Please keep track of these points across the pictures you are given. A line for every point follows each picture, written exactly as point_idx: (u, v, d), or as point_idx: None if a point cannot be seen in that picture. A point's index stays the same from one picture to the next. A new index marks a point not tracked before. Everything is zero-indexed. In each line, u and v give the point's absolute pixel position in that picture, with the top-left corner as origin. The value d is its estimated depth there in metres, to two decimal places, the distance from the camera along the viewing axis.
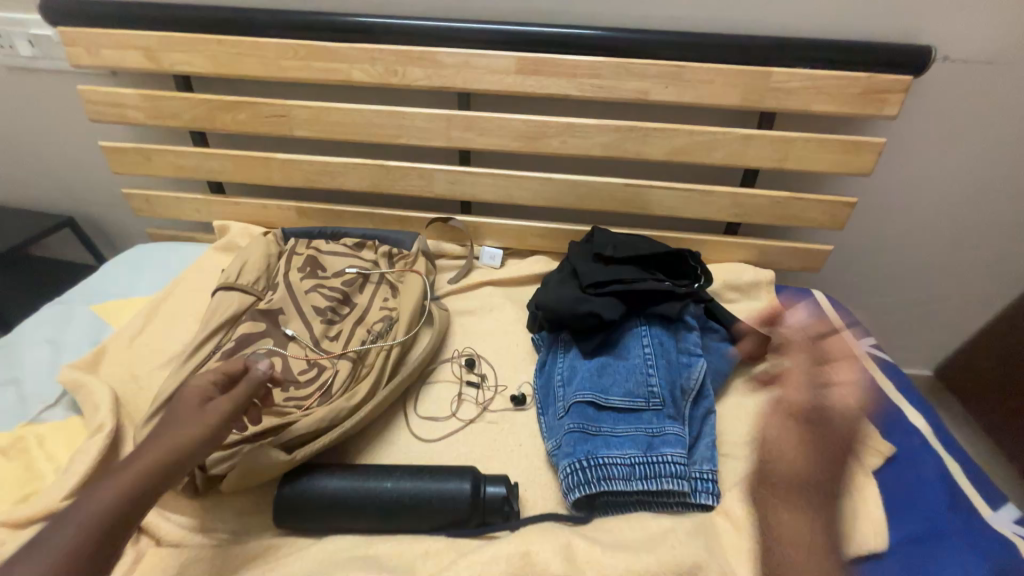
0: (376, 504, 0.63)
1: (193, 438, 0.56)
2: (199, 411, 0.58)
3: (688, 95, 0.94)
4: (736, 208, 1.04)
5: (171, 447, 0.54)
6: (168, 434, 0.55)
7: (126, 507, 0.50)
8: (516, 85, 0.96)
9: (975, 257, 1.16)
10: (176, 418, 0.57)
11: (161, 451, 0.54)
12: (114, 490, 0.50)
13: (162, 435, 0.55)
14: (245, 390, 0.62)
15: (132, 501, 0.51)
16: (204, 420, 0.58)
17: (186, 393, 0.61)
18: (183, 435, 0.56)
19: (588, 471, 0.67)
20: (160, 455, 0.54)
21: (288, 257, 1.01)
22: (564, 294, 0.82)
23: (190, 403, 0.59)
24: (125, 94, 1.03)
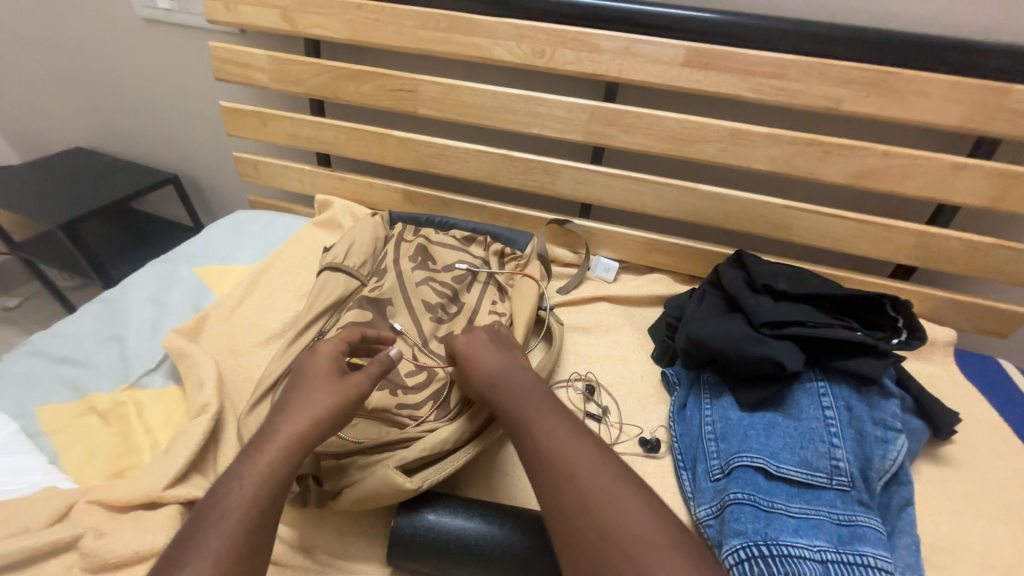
0: (505, 559, 0.52)
1: (334, 410, 0.51)
2: (335, 381, 0.53)
3: (893, 109, 0.78)
4: (919, 249, 0.87)
5: (313, 418, 0.49)
6: (307, 405, 0.50)
7: (283, 482, 0.44)
8: (679, 80, 0.83)
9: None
10: (311, 388, 0.52)
11: (301, 426, 0.48)
12: (265, 464, 0.44)
13: (298, 409, 0.50)
14: (379, 365, 0.56)
15: (282, 481, 0.44)
16: (343, 390, 0.52)
17: (312, 365, 0.55)
18: (322, 405, 0.50)
19: (770, 561, 0.53)
20: (302, 430, 0.48)
21: (396, 243, 0.93)
22: (726, 330, 0.69)
23: (322, 372, 0.54)
24: (254, 55, 0.99)
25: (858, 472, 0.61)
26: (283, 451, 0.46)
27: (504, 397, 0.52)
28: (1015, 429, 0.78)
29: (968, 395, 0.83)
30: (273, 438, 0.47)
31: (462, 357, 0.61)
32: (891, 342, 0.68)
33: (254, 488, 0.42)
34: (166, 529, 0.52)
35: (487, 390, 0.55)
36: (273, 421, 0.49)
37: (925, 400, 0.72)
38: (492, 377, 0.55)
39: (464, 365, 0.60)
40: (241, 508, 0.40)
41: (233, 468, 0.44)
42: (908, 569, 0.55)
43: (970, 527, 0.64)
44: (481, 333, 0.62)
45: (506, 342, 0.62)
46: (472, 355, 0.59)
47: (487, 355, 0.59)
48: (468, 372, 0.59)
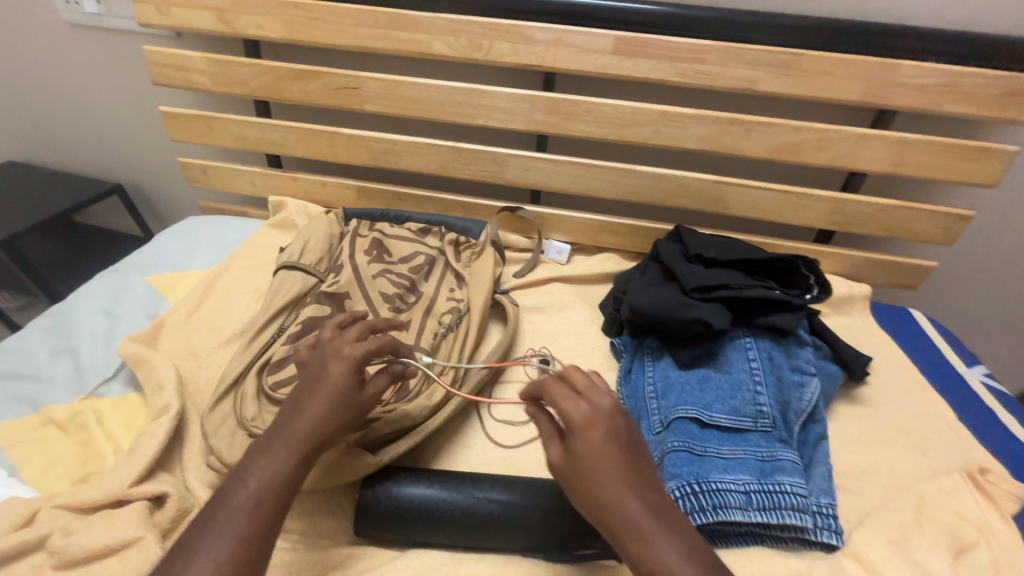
0: (467, 517, 0.56)
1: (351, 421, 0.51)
2: (358, 392, 0.51)
3: (803, 87, 0.85)
4: (835, 214, 0.96)
5: (326, 429, 0.48)
6: (325, 412, 0.48)
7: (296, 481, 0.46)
8: (611, 67, 0.88)
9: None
10: (335, 396, 0.49)
11: (319, 432, 0.48)
12: (283, 463, 0.46)
13: (317, 415, 0.48)
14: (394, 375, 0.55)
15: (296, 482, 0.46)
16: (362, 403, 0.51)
17: (336, 365, 0.50)
18: (338, 417, 0.49)
19: (701, 496, 0.60)
20: (320, 435, 0.48)
21: (351, 238, 0.96)
22: (661, 297, 0.75)
23: (348, 379, 0.50)
24: (193, 58, 0.98)
25: (779, 413, 0.68)
26: (297, 454, 0.47)
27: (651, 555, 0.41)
28: (920, 367, 0.89)
29: (881, 342, 0.92)
30: (287, 438, 0.47)
31: (578, 462, 0.45)
32: (804, 297, 0.76)
33: (268, 488, 0.44)
34: (134, 522, 0.53)
35: (620, 532, 0.43)
36: (293, 420, 0.48)
37: (840, 347, 0.80)
38: (630, 520, 0.42)
39: (580, 475, 0.44)
40: (255, 507, 0.43)
41: (249, 462, 0.46)
42: (822, 493, 0.63)
43: (878, 454, 0.73)
44: (610, 432, 0.45)
45: (636, 440, 0.47)
46: (597, 467, 0.44)
47: (622, 478, 0.44)
48: (583, 483, 0.44)
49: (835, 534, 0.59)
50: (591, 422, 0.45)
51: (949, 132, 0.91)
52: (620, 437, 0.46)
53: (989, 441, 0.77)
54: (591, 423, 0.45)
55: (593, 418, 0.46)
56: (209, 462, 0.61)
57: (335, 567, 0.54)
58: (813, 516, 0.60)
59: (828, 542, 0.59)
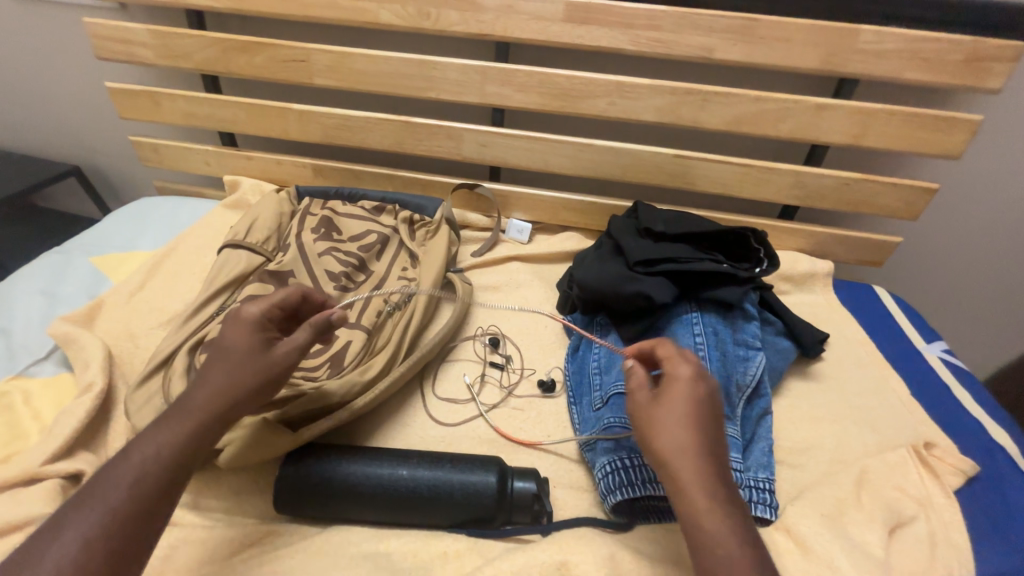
0: (389, 495, 0.55)
1: (253, 386, 0.51)
2: (258, 354, 0.52)
3: (759, 55, 0.82)
4: (798, 188, 0.93)
5: (224, 394, 0.49)
6: (220, 378, 0.50)
7: (190, 454, 0.46)
8: (563, 36, 0.85)
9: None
10: (232, 361, 0.51)
11: (216, 400, 0.49)
12: (176, 436, 0.46)
13: (215, 381, 0.49)
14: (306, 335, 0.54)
15: (190, 454, 0.46)
16: (264, 366, 0.52)
17: (233, 332, 0.53)
18: (236, 381, 0.50)
19: (631, 470, 0.59)
20: (218, 404, 0.49)
21: (301, 217, 0.93)
22: (606, 273, 0.74)
23: (246, 344, 0.52)
24: (134, 30, 0.94)
25: (722, 388, 0.66)
26: (191, 425, 0.47)
27: (698, 501, 0.41)
28: (878, 344, 0.87)
29: (842, 319, 0.90)
30: (187, 411, 0.48)
31: (661, 403, 0.47)
32: (753, 271, 0.75)
33: (154, 462, 0.44)
34: (43, 499, 0.53)
35: (674, 467, 0.43)
36: (192, 392, 0.49)
37: (792, 323, 0.79)
38: (688, 464, 0.43)
39: (658, 416, 0.46)
40: (139, 479, 0.43)
41: (142, 434, 0.46)
42: (760, 467, 0.63)
43: (826, 430, 0.72)
44: (703, 398, 0.47)
45: (718, 417, 0.47)
46: (677, 415, 0.45)
47: (698, 431, 0.44)
48: (657, 421, 0.46)
49: (769, 508, 0.59)
50: (689, 379, 0.48)
51: (913, 102, 0.88)
52: (708, 408, 0.46)
53: (940, 416, 0.75)
54: (684, 381, 0.48)
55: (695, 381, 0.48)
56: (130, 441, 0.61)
57: (249, 544, 0.53)
58: (746, 491, 0.59)
59: (761, 515, 0.59)
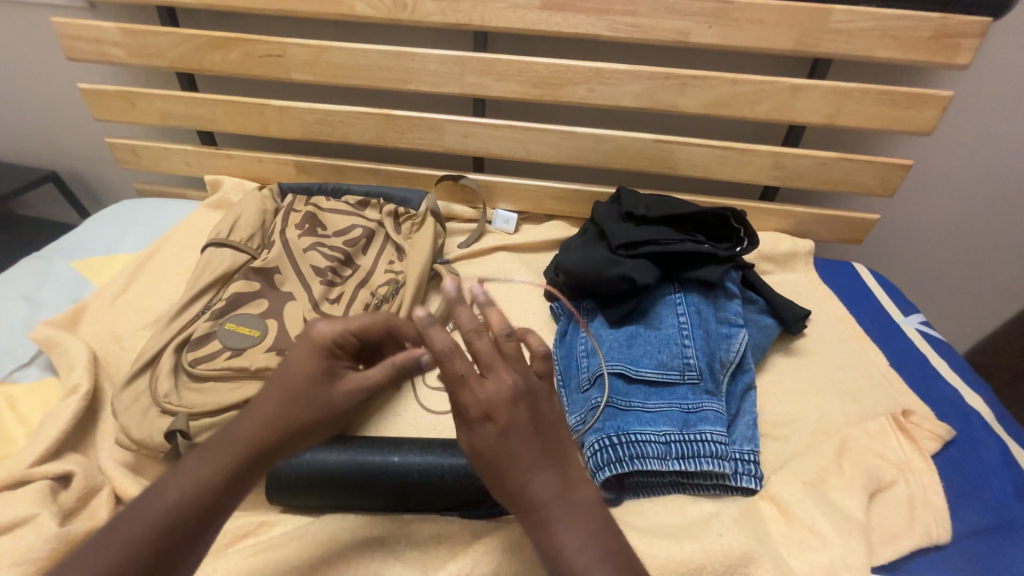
0: (381, 481, 0.56)
1: (309, 425, 0.45)
2: (320, 389, 0.46)
3: (734, 37, 0.83)
4: (777, 169, 0.94)
5: (277, 428, 0.44)
6: (277, 409, 0.44)
7: (226, 492, 0.43)
8: (540, 23, 0.85)
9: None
10: (295, 392, 0.45)
11: (259, 435, 0.44)
12: (211, 472, 0.42)
13: (267, 411, 0.45)
14: (380, 372, 0.47)
15: (224, 494, 0.43)
16: (324, 404, 0.45)
17: (299, 358, 0.46)
18: (291, 416, 0.44)
19: (619, 447, 0.60)
20: (260, 440, 0.44)
21: (284, 214, 0.92)
22: (590, 257, 0.75)
23: (308, 375, 0.46)
24: (105, 29, 0.93)
25: (706, 365, 0.68)
26: (233, 458, 0.43)
27: (535, 534, 0.39)
28: (858, 318, 0.90)
29: (823, 296, 0.92)
30: (229, 442, 0.44)
31: (491, 438, 0.39)
32: (733, 250, 0.77)
33: (187, 499, 0.41)
34: (32, 500, 0.53)
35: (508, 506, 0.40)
36: (241, 417, 0.45)
37: (774, 300, 0.81)
38: (517, 502, 0.39)
39: (493, 454, 0.39)
40: (167, 516, 0.40)
41: (185, 462, 0.43)
42: (745, 441, 0.64)
43: (810, 402, 0.74)
44: (508, 422, 0.39)
45: (537, 425, 0.40)
46: (509, 448, 0.39)
47: (512, 466, 0.39)
48: (492, 461, 0.39)
49: (754, 479, 0.61)
50: (515, 393, 0.40)
51: (887, 80, 0.90)
52: (519, 430, 0.39)
53: (918, 385, 0.78)
54: (483, 411, 0.39)
55: (494, 405, 0.39)
56: (119, 440, 0.61)
57: (244, 535, 0.54)
58: (731, 463, 0.61)
59: (746, 486, 0.60)
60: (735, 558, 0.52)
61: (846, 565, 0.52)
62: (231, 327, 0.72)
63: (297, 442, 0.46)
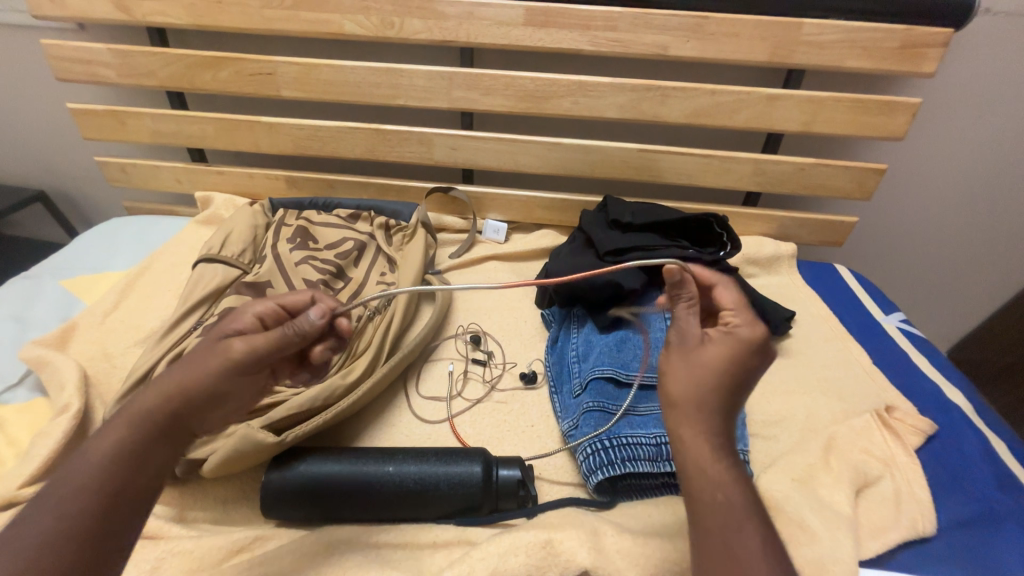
0: (376, 492, 0.56)
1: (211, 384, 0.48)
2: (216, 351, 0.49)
3: (711, 50, 0.86)
4: (758, 175, 0.97)
5: (176, 393, 0.46)
6: (176, 376, 0.47)
7: (138, 460, 0.43)
8: (524, 40, 0.88)
9: (1017, 232, 1.07)
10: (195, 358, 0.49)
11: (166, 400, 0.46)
12: (122, 441, 0.43)
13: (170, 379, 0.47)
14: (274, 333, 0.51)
15: (140, 460, 0.43)
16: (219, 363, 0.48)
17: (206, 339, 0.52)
18: (192, 379, 0.47)
19: (612, 450, 0.62)
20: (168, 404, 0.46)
21: (276, 228, 0.93)
22: (579, 265, 0.76)
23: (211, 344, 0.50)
24: (95, 50, 0.94)
25: None
26: (138, 429, 0.44)
27: (705, 447, 0.41)
28: (841, 318, 0.92)
29: (807, 297, 0.94)
30: (133, 413, 0.45)
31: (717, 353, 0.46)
32: (718, 254, 0.79)
33: (96, 474, 0.41)
34: None
35: (692, 415, 0.43)
36: (144, 391, 0.47)
37: (759, 302, 0.83)
38: (706, 418, 0.43)
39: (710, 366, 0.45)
40: (82, 491, 0.39)
41: (88, 443, 0.43)
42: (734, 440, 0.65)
43: (797, 401, 0.75)
44: (754, 363, 0.46)
45: (751, 391, 0.46)
46: (723, 371, 0.45)
47: (726, 392, 0.44)
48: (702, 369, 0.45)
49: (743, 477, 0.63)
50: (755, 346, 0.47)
51: (859, 88, 0.93)
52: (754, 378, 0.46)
53: (901, 381, 0.80)
54: (738, 347, 0.46)
55: (757, 346, 0.47)
56: None
57: (239, 550, 0.54)
58: None
59: None
60: None
61: (835, 559, 0.54)
62: None
63: (201, 408, 0.48)
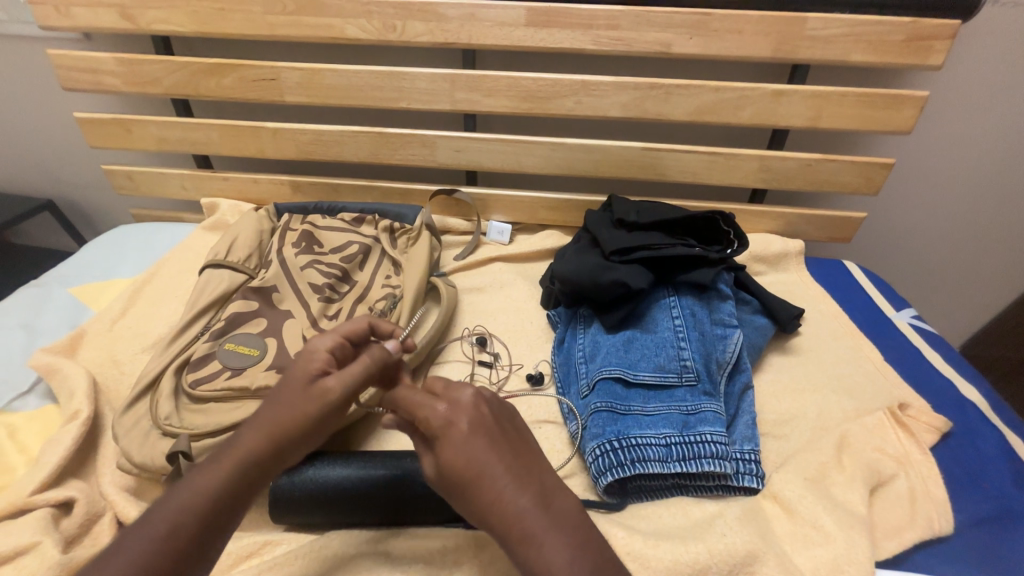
0: (386, 494, 0.56)
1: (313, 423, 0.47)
2: (309, 390, 0.48)
3: (714, 47, 0.86)
4: (763, 172, 0.96)
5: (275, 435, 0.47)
6: (275, 418, 0.47)
7: (230, 500, 0.44)
8: (526, 40, 0.88)
9: None
10: (289, 395, 0.48)
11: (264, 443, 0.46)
12: (218, 479, 0.44)
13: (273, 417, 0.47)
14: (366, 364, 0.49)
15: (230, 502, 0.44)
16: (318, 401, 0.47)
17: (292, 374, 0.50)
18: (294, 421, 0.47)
19: (620, 452, 0.61)
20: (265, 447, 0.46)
21: (281, 233, 0.94)
22: (584, 264, 0.76)
23: (300, 381, 0.48)
24: (101, 59, 0.95)
25: (704, 367, 0.69)
26: (235, 469, 0.45)
27: (517, 536, 0.39)
28: (851, 315, 0.91)
29: (816, 294, 0.93)
30: (234, 452, 0.46)
31: (450, 455, 0.42)
32: (725, 252, 0.78)
33: (192, 509, 0.42)
34: (33, 529, 0.53)
35: (491, 517, 0.40)
36: (248, 427, 0.48)
37: (767, 300, 0.82)
38: (501, 505, 0.39)
39: (456, 474, 0.41)
40: (173, 527, 0.41)
41: (192, 474, 0.45)
42: (745, 440, 0.64)
43: (808, 399, 0.74)
44: (475, 432, 0.42)
45: (508, 445, 0.43)
46: (467, 467, 0.41)
47: (502, 460, 0.41)
48: (460, 482, 0.41)
49: (756, 478, 0.61)
50: (462, 417, 0.43)
51: (865, 82, 0.92)
52: (495, 437, 0.43)
53: (914, 378, 0.79)
54: (467, 425, 0.43)
55: (456, 418, 0.43)
56: (121, 464, 0.61)
57: (249, 555, 0.54)
58: (732, 463, 0.61)
59: (748, 485, 0.61)
60: (739, 558, 0.52)
61: (850, 560, 0.53)
62: (231, 348, 0.73)
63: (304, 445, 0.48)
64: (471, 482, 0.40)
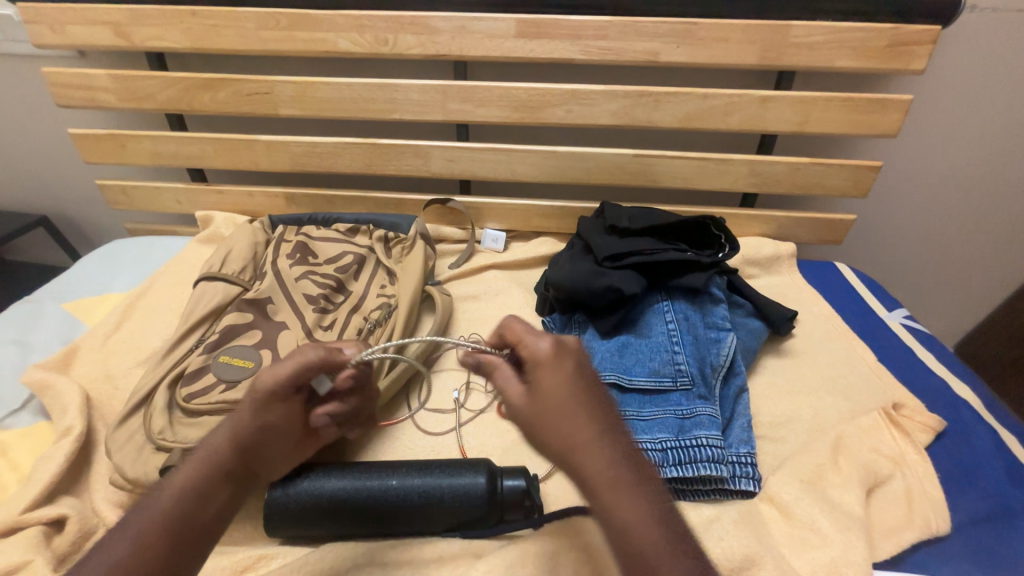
0: (382, 504, 0.55)
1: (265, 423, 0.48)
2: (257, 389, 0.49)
3: (701, 55, 0.87)
4: (753, 176, 0.97)
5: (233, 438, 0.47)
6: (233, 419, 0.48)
7: (200, 503, 0.44)
8: (516, 51, 0.89)
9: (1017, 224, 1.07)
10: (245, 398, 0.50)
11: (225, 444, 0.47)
12: (186, 482, 0.44)
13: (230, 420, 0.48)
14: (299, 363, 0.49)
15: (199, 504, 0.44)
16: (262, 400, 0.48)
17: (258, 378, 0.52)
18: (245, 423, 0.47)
19: None
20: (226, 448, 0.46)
21: (276, 244, 0.94)
22: (578, 271, 0.76)
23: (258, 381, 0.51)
24: (96, 76, 0.95)
25: (698, 371, 0.69)
26: (201, 470, 0.45)
27: (603, 480, 0.39)
28: (843, 316, 0.91)
29: (809, 296, 0.94)
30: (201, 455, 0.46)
31: (550, 388, 0.43)
32: (717, 256, 0.79)
33: (165, 512, 0.43)
34: (24, 547, 0.53)
35: (583, 456, 0.40)
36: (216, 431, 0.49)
37: (759, 303, 0.82)
38: (596, 450, 0.40)
39: (553, 407, 0.42)
40: (148, 530, 0.41)
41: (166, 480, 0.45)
42: (740, 443, 0.64)
43: (803, 401, 0.74)
44: (578, 373, 0.44)
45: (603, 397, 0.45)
46: (567, 402, 0.42)
47: (598, 409, 0.43)
48: (550, 417, 0.41)
49: (751, 480, 0.61)
50: (563, 360, 0.44)
51: (850, 87, 0.94)
52: (592, 387, 0.44)
53: (908, 379, 0.79)
54: (569, 364, 0.44)
55: (561, 356, 0.45)
56: (114, 480, 0.61)
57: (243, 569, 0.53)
58: (728, 466, 0.61)
59: (744, 488, 0.61)
60: (737, 561, 0.52)
61: (847, 561, 0.53)
62: (225, 360, 0.73)
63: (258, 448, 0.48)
64: (566, 416, 0.41)
